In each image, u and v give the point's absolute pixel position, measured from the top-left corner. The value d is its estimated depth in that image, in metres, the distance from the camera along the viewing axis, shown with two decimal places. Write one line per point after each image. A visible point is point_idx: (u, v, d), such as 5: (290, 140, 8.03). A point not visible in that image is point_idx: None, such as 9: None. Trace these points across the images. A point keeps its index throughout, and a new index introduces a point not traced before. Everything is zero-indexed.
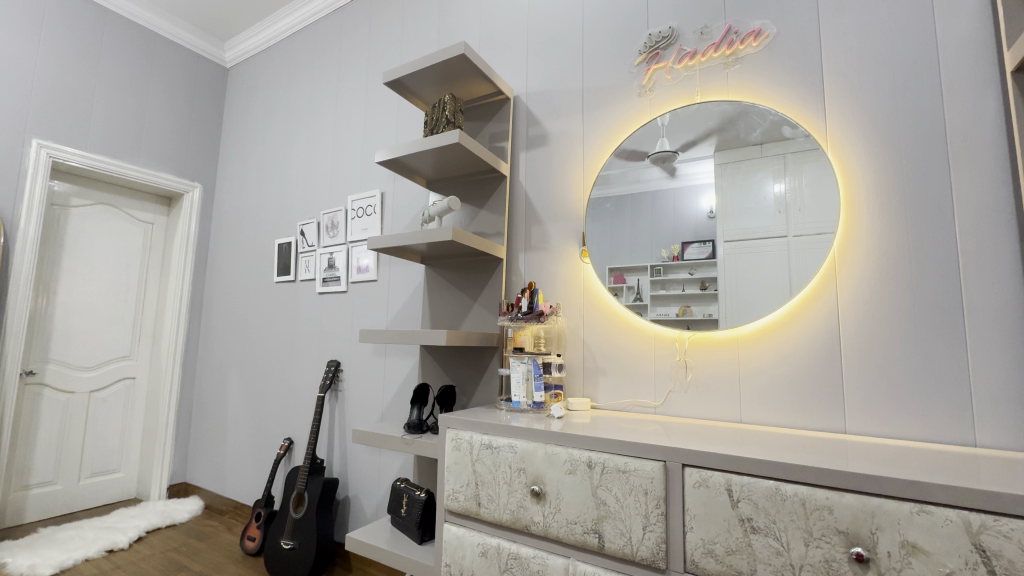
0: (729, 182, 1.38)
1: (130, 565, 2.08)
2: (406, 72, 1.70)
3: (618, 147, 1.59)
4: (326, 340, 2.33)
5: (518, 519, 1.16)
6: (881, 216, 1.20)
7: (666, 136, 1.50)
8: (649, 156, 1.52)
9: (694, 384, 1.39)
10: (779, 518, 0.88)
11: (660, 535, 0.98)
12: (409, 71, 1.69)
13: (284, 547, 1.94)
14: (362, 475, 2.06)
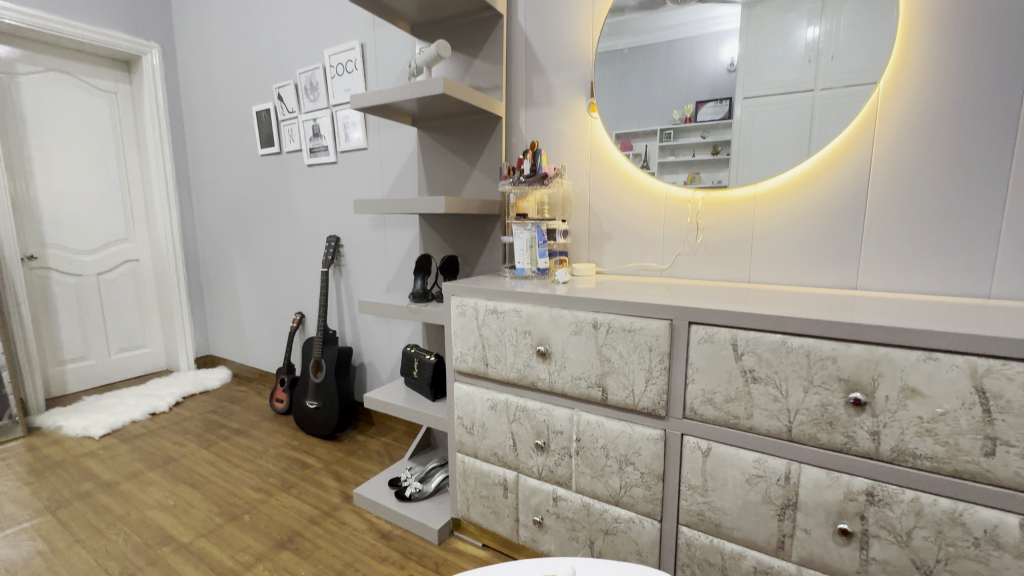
0: (757, 25, 1.19)
1: (174, 425, 2.29)
2: None
3: None
4: (323, 214, 2.25)
5: (524, 376, 1.21)
6: (941, 44, 1.03)
7: None
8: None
9: (704, 246, 1.35)
10: (781, 368, 0.89)
11: (662, 387, 1.01)
12: None
13: (309, 407, 2.10)
14: (375, 344, 2.15)
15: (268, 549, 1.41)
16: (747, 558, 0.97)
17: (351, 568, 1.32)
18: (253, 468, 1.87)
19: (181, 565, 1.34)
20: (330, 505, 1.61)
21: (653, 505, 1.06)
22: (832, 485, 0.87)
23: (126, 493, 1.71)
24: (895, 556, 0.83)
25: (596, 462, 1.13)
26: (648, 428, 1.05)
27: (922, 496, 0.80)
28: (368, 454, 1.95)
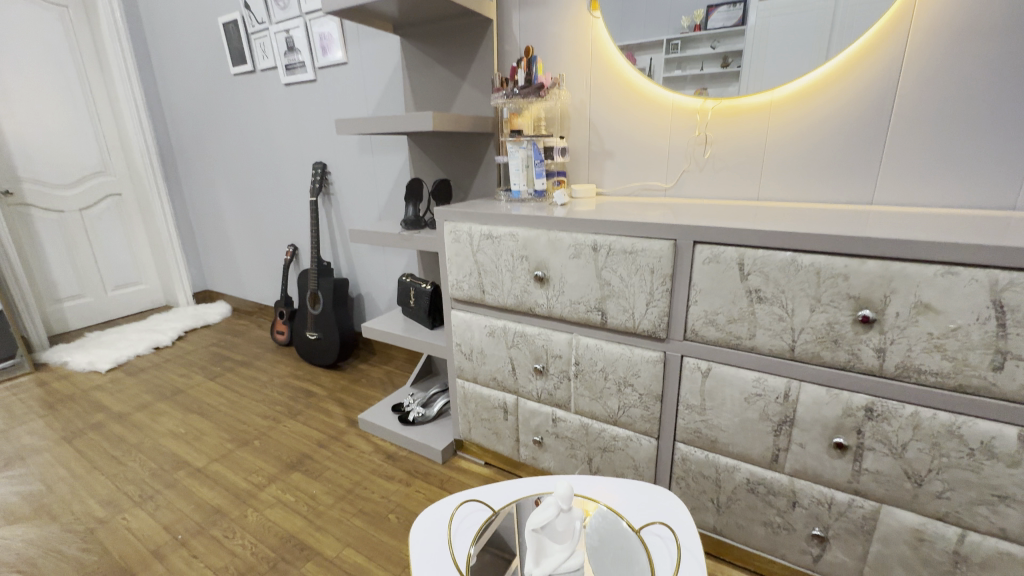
0: None
1: (178, 358, 2.32)
2: None
3: None
4: (306, 139, 2.12)
5: (522, 302, 1.18)
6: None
7: None
8: None
9: (712, 161, 1.26)
10: (788, 287, 0.86)
11: (663, 310, 0.99)
12: None
13: (310, 338, 2.11)
14: (371, 274, 2.12)
15: (279, 471, 1.47)
16: (741, 470, 1.00)
17: (360, 486, 1.39)
18: (260, 397, 1.92)
19: (197, 487, 1.41)
20: (336, 430, 1.66)
21: (651, 424, 1.08)
22: (832, 402, 0.87)
23: (138, 422, 1.76)
24: (888, 467, 0.85)
25: (595, 385, 1.13)
26: (648, 350, 1.04)
27: (921, 411, 0.80)
28: (371, 381, 1.98)
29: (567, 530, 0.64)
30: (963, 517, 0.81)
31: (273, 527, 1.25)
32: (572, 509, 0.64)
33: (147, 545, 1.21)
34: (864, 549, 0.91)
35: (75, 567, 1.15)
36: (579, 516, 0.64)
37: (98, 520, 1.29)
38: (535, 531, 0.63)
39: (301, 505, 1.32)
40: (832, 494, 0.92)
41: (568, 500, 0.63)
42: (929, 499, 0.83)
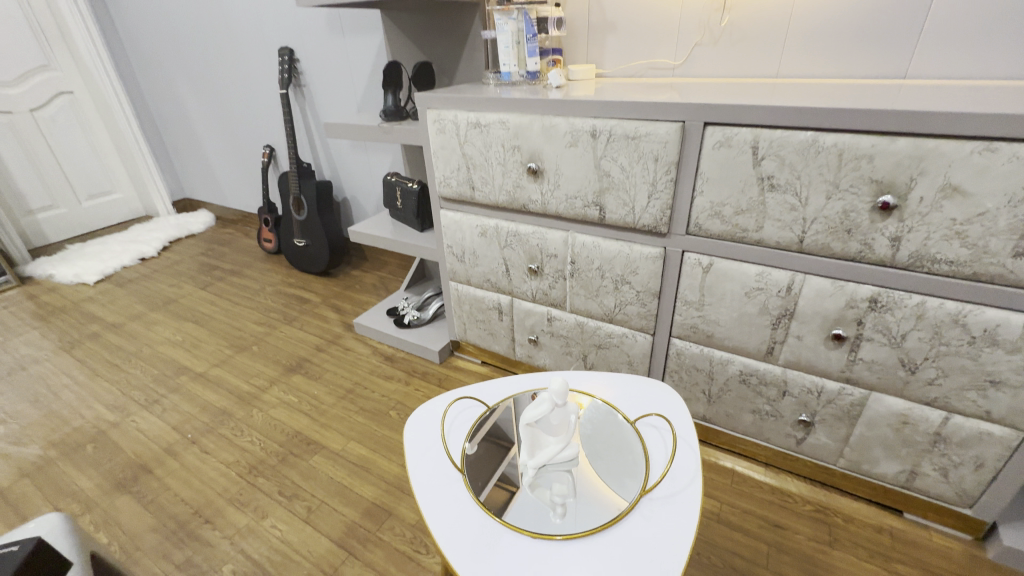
0: None
1: (166, 269, 2.28)
2: None
3: None
4: (267, 20, 1.87)
5: (515, 199, 1.10)
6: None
7: None
8: None
9: (729, 31, 1.10)
10: (805, 173, 0.78)
11: (665, 203, 0.92)
12: None
13: (297, 245, 2.05)
14: (355, 176, 1.99)
15: (280, 374, 1.49)
16: (734, 363, 1.01)
17: (360, 386, 1.42)
18: (253, 305, 1.90)
19: (201, 391, 1.44)
20: (333, 335, 1.67)
21: (647, 321, 1.07)
22: (836, 294, 0.84)
23: (134, 332, 1.76)
24: (884, 356, 0.84)
25: (591, 284, 1.10)
26: (648, 246, 0.99)
27: (928, 301, 0.77)
28: (365, 287, 1.96)
29: (563, 424, 0.64)
30: (951, 401, 0.82)
31: (278, 425, 1.29)
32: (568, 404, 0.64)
33: (159, 444, 1.25)
34: (847, 432, 0.95)
35: (93, 465, 1.20)
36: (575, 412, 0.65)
37: (109, 423, 1.33)
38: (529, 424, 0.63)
39: (304, 404, 1.36)
40: (823, 383, 0.93)
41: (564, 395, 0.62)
42: (920, 386, 0.83)
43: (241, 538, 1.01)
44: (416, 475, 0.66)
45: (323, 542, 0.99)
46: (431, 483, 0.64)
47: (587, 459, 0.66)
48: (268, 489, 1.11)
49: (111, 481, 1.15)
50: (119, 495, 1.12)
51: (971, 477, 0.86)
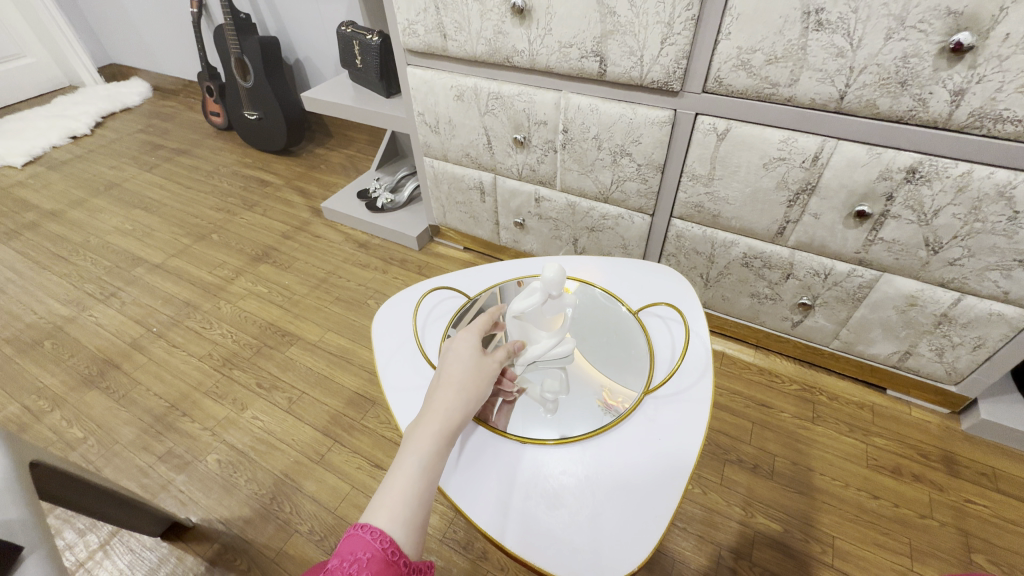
0: None
1: (104, 148, 2.01)
2: None
3: None
4: None
5: (496, 51, 0.90)
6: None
7: None
8: None
9: None
10: (865, 3, 0.62)
11: (682, 50, 0.75)
12: None
13: (249, 118, 1.79)
14: (305, 30, 1.67)
15: (246, 264, 1.38)
16: (739, 245, 0.92)
17: (334, 275, 1.32)
18: (208, 188, 1.71)
19: (161, 283, 1.33)
20: (300, 221, 1.53)
21: (647, 200, 0.95)
22: (869, 164, 0.73)
23: (77, 220, 1.59)
24: (908, 235, 0.76)
25: (586, 157, 0.96)
26: (655, 109, 0.84)
27: (976, 170, 0.67)
28: (331, 167, 1.77)
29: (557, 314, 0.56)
30: (968, 283, 0.76)
31: (249, 317, 1.22)
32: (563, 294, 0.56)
33: (123, 339, 1.18)
34: (848, 314, 0.91)
35: (55, 361, 1.13)
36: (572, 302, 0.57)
37: (64, 318, 1.24)
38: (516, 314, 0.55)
39: (275, 295, 1.27)
40: (833, 265, 0.86)
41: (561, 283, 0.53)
42: (939, 267, 0.77)
43: (223, 429, 0.98)
44: (387, 376, 0.59)
45: (307, 431, 0.97)
46: (403, 385, 0.58)
47: (582, 355, 0.60)
48: (245, 381, 1.07)
49: (77, 377, 1.10)
50: (87, 391, 1.07)
51: (965, 357, 0.84)
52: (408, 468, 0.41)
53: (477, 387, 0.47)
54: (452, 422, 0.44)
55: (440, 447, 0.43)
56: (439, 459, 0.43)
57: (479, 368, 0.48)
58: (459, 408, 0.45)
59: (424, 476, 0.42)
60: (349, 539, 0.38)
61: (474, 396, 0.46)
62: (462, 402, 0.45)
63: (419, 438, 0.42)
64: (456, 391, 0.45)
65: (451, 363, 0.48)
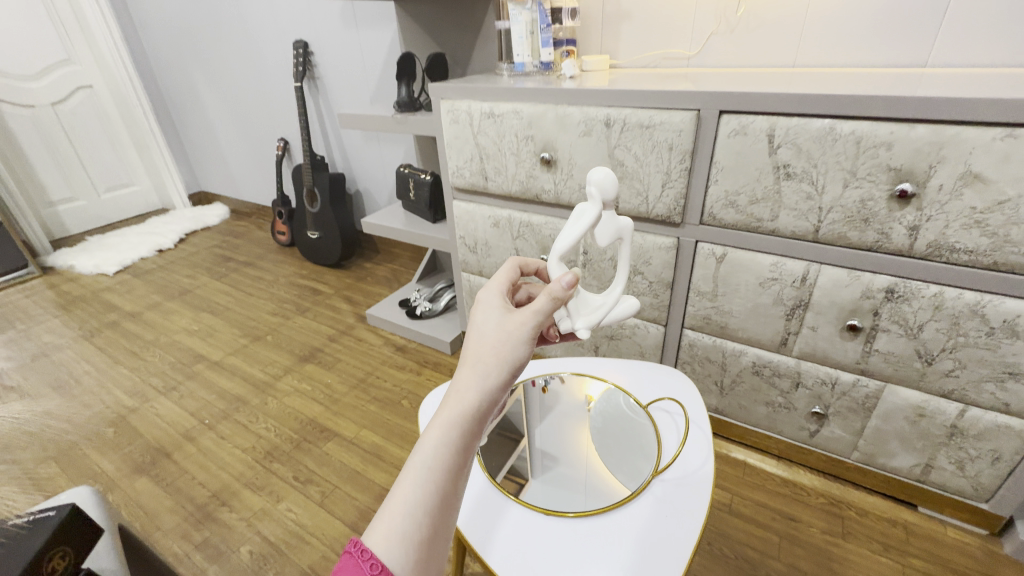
0: None
1: (183, 260, 2.32)
2: None
3: None
4: (283, 14, 1.90)
5: (528, 190, 1.11)
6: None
7: None
8: None
9: (746, 20, 1.10)
10: (821, 161, 0.78)
11: (680, 192, 0.92)
12: None
13: (311, 237, 2.07)
14: (368, 168, 2.01)
15: (294, 363, 1.51)
16: (748, 354, 1.00)
17: (372, 376, 1.43)
18: (268, 295, 1.93)
19: (218, 379, 1.46)
20: (346, 325, 1.69)
21: (660, 312, 1.07)
22: (851, 284, 0.83)
23: (152, 321, 1.80)
24: (900, 347, 0.84)
25: (604, 274, 1.10)
26: (660, 237, 0.99)
27: (946, 291, 0.76)
28: (376, 279, 1.98)
29: (614, 236, 0.61)
30: (968, 394, 0.81)
31: (293, 412, 1.31)
32: (614, 210, 0.60)
33: (177, 430, 1.28)
34: (862, 424, 0.94)
35: (113, 448, 1.23)
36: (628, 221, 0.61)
37: (128, 409, 1.36)
38: (569, 251, 0.58)
39: (317, 393, 1.38)
40: (837, 375, 0.92)
41: (608, 200, 0.58)
42: (937, 378, 0.82)
43: (258, 521, 1.02)
44: None
45: (337, 526, 1.00)
46: None
47: (598, 456, 0.66)
48: (283, 474, 1.13)
49: (132, 465, 1.18)
50: (139, 478, 1.14)
51: (988, 471, 0.85)
52: (412, 471, 0.36)
53: (499, 360, 0.40)
54: (466, 411, 0.37)
55: (452, 440, 0.37)
56: (453, 456, 0.37)
57: (502, 335, 0.41)
58: (477, 388, 0.38)
59: (433, 480, 0.36)
60: (344, 565, 0.34)
61: (495, 370, 0.39)
62: (480, 381, 0.39)
63: (426, 434, 0.37)
64: (474, 367, 0.39)
65: (472, 337, 0.42)
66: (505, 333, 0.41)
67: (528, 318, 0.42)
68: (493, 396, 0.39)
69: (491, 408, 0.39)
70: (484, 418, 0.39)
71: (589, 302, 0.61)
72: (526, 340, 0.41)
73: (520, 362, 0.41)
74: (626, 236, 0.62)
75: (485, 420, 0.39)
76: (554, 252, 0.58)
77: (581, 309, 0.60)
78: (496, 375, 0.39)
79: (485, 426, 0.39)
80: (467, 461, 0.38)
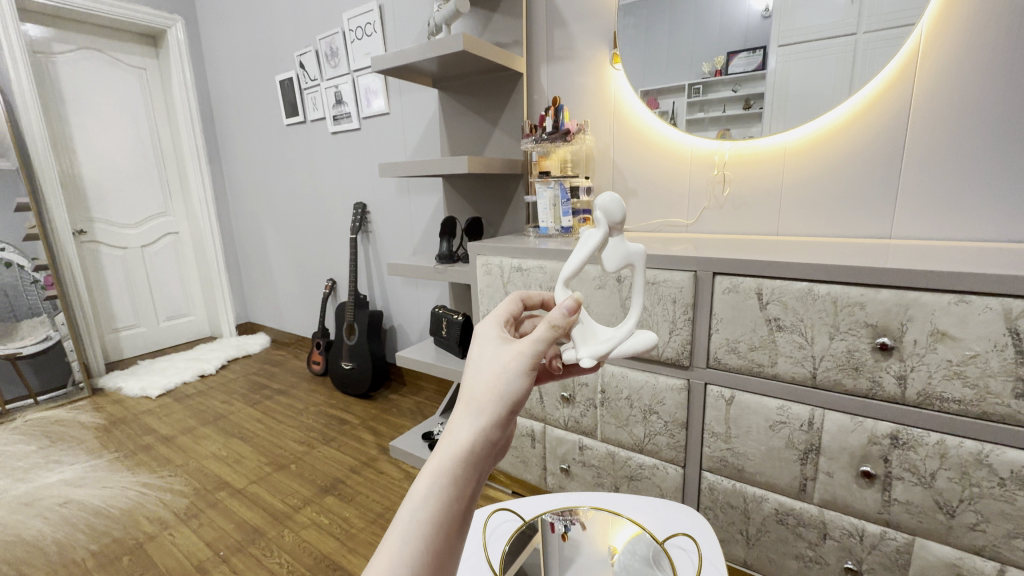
0: None
1: (221, 386, 2.45)
2: None
3: None
4: (349, 183, 2.31)
5: None
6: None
7: None
8: None
9: (731, 198, 1.33)
10: (806, 315, 0.89)
11: (685, 338, 1.04)
12: None
13: (344, 368, 2.21)
14: (404, 307, 2.23)
15: (314, 494, 1.52)
16: (769, 500, 1.00)
17: (391, 511, 1.42)
18: (297, 423, 2.00)
19: (238, 508, 1.47)
20: (368, 456, 1.72)
21: (677, 451, 1.10)
22: (856, 430, 0.88)
23: (184, 445, 1.86)
24: (918, 497, 0.85)
25: (621, 412, 1.17)
26: (672, 378, 1.08)
27: (948, 439, 0.80)
28: (402, 410, 2.05)
29: (624, 262, 0.61)
30: (1000, 551, 0.79)
31: (308, 547, 1.29)
32: (621, 236, 0.61)
33: (191, 561, 1.27)
34: None
35: None
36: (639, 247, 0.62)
37: (147, 536, 1.36)
38: (573, 275, 0.61)
39: (334, 527, 1.37)
40: (863, 526, 0.91)
41: (613, 223, 0.60)
42: (964, 532, 0.82)
43: None
44: None
45: None
46: None
47: None
48: None
49: None
50: None
51: None
52: (402, 520, 0.35)
53: (495, 399, 0.41)
54: (459, 453, 0.38)
55: (445, 485, 0.37)
56: (447, 501, 0.37)
57: (499, 375, 0.42)
58: (471, 429, 0.39)
59: (425, 530, 0.36)
60: None
61: (490, 409, 0.40)
62: (474, 421, 0.39)
63: (417, 481, 0.37)
64: (468, 409, 0.40)
65: (468, 375, 0.43)
66: (502, 372, 0.42)
67: (524, 352, 0.43)
68: (489, 437, 0.39)
69: (488, 448, 0.39)
70: (480, 459, 0.39)
71: (596, 334, 0.59)
72: (522, 374, 0.42)
73: (516, 399, 0.41)
74: (638, 263, 0.61)
75: (481, 461, 0.39)
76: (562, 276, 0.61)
77: (587, 338, 0.59)
78: (491, 415, 0.40)
79: (481, 467, 0.39)
80: (464, 506, 0.38)
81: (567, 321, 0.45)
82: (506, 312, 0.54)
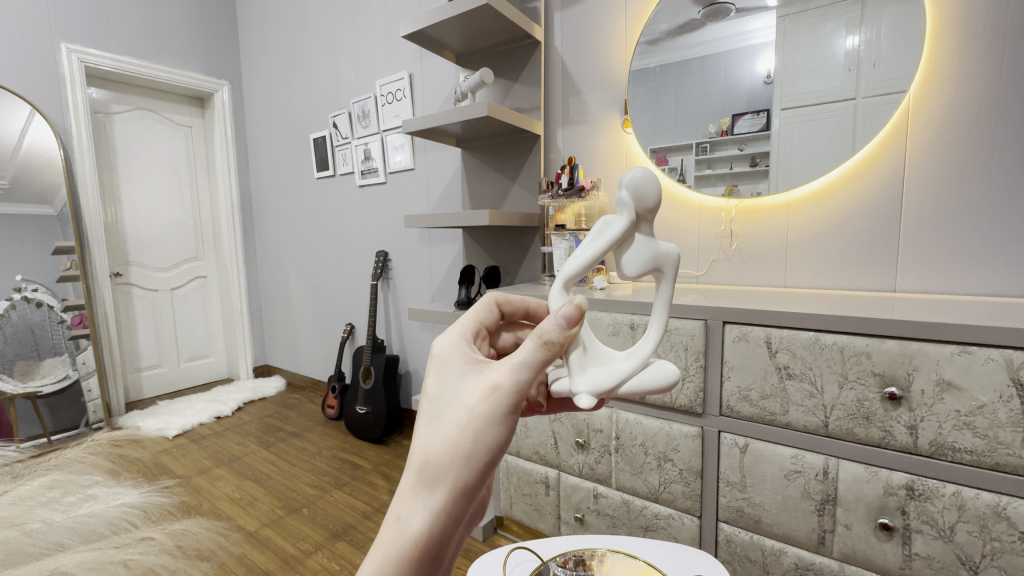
0: (793, 45, 1.24)
1: (236, 427, 2.48)
2: (427, 24, 1.55)
3: (651, 19, 1.45)
4: (373, 232, 2.43)
5: None
6: (968, 35, 1.07)
7: (713, 15, 1.34)
8: (708, 30, 1.36)
9: (738, 251, 1.40)
10: (815, 364, 0.93)
11: (698, 385, 1.07)
12: (428, 21, 1.54)
13: (359, 412, 2.23)
14: (420, 351, 2.28)
15: (325, 539, 1.51)
16: (788, 554, 0.99)
17: None
18: (310, 466, 2.01)
19: (250, 551, 1.47)
20: (380, 502, 1.71)
21: (693, 501, 1.10)
22: (871, 480, 0.89)
23: (199, 486, 1.87)
24: (939, 551, 0.84)
25: (636, 459, 1.18)
26: (685, 425, 1.10)
27: (964, 490, 0.81)
28: None
29: (651, 261, 0.60)
30: None
31: None
32: (648, 235, 0.60)
33: None
34: None
35: None
36: (670, 251, 0.60)
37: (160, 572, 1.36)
38: (579, 271, 0.59)
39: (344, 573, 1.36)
40: None
41: (645, 207, 0.58)
42: None
43: None
44: None
45: None
46: None
47: None
48: None
49: None
50: None
51: None
52: None
53: (445, 483, 0.46)
54: (406, 545, 0.44)
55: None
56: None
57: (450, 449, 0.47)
58: (419, 521, 0.45)
59: None
60: None
61: (439, 495, 0.46)
62: (424, 512, 0.46)
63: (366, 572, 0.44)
64: (422, 489, 0.46)
65: (427, 430, 0.48)
66: (464, 436, 0.47)
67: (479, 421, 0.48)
68: (437, 521, 0.46)
69: (441, 524, 0.46)
70: (431, 541, 0.46)
71: (598, 357, 0.60)
72: (479, 445, 0.47)
73: (468, 475, 0.47)
74: (669, 265, 0.60)
75: (435, 539, 0.46)
76: (563, 273, 0.60)
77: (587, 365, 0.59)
78: (444, 491, 0.46)
79: (435, 544, 0.46)
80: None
81: (563, 333, 0.48)
82: (477, 321, 0.61)
